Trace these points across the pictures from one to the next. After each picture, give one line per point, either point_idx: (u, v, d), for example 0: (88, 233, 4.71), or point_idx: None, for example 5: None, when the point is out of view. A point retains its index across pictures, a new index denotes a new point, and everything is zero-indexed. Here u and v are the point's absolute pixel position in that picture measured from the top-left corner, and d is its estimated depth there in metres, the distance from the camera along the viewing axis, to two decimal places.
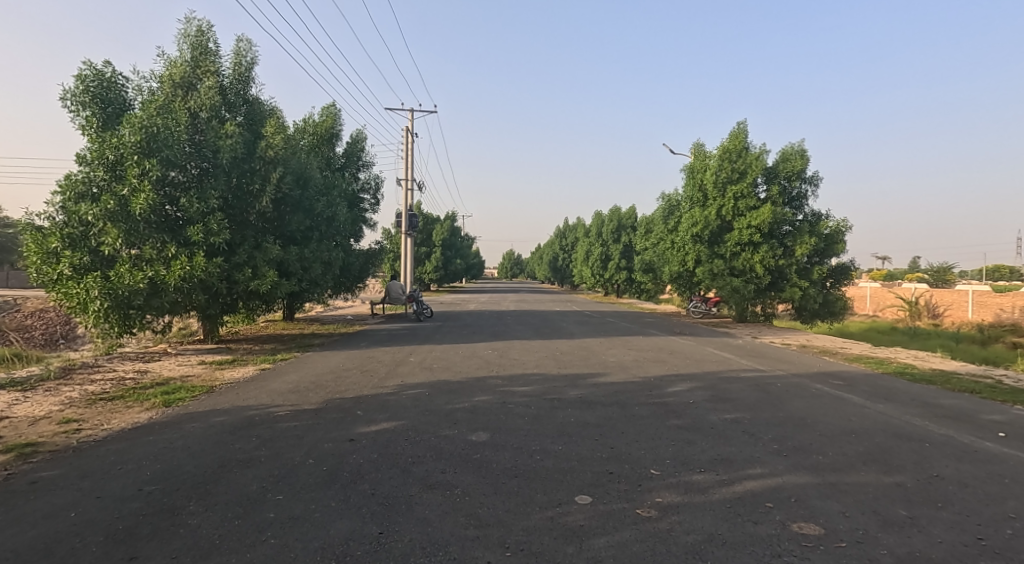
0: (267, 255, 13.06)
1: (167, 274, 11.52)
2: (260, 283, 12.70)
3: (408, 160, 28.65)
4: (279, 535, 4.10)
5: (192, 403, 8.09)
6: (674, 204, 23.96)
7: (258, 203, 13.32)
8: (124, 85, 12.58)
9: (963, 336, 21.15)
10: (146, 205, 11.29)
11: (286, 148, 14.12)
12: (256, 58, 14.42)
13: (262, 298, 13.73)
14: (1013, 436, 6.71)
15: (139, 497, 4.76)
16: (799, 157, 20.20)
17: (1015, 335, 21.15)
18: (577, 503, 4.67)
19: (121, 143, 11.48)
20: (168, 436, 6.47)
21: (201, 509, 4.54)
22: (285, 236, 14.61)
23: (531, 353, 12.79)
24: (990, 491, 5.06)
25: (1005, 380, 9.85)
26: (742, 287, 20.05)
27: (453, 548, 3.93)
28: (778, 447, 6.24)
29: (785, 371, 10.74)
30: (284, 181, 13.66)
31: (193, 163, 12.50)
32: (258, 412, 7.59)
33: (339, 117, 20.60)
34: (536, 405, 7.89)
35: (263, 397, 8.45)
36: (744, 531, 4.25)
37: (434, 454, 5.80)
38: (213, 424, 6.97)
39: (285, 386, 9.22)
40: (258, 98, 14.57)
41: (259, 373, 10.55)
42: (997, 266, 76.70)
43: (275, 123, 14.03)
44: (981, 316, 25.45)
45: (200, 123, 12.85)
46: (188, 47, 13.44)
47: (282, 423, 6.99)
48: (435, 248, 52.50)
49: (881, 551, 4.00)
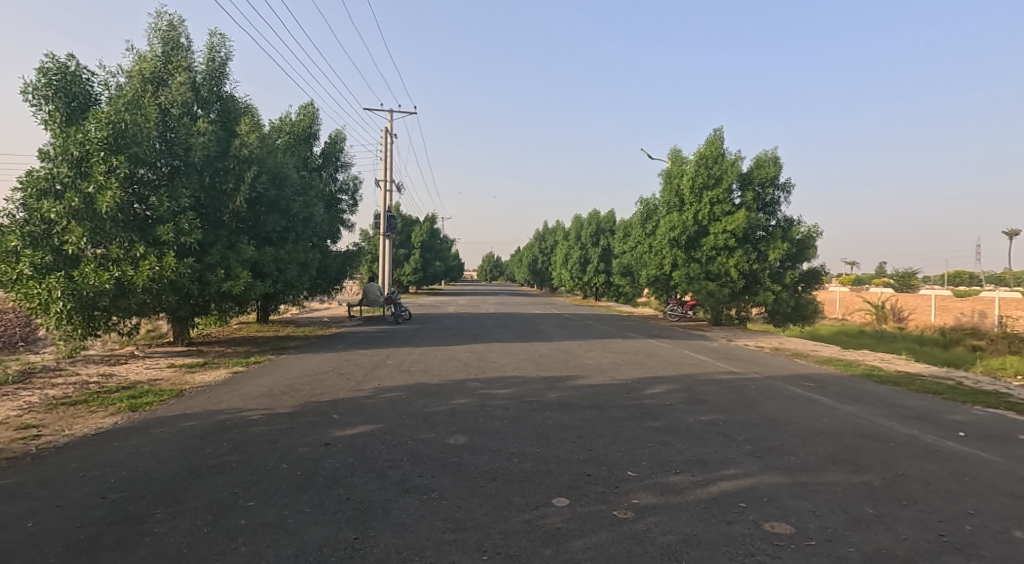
0: (241, 256, 13.03)
1: (135, 274, 11.39)
2: (233, 284, 12.62)
3: (388, 163, 28.68)
4: (250, 542, 4.12)
5: (158, 408, 7.99)
6: (651, 209, 24.93)
7: (232, 202, 13.26)
8: (89, 79, 12.46)
9: (927, 339, 21.70)
10: (113, 202, 11.10)
11: (263, 146, 14.05)
12: (230, 54, 14.38)
13: (235, 299, 13.64)
14: (973, 436, 6.93)
15: (102, 505, 4.75)
16: (773, 163, 20.54)
17: (975, 338, 21.76)
18: (555, 505, 4.76)
19: (86, 139, 11.29)
20: (134, 441, 6.42)
21: (168, 516, 4.53)
22: (258, 236, 14.53)
23: (509, 355, 12.85)
24: (952, 489, 5.23)
25: (966, 382, 10.12)
26: (717, 291, 20.30)
27: (431, 553, 3.98)
28: (752, 448, 6.39)
29: (759, 373, 10.95)
30: (259, 180, 13.60)
31: (163, 160, 12.40)
32: (229, 416, 7.55)
33: (317, 117, 20.55)
34: (515, 408, 7.99)
35: (234, 401, 8.40)
36: (719, 531, 4.37)
37: (410, 458, 5.85)
38: (183, 429, 6.95)
39: (259, 389, 9.20)
40: (232, 96, 14.51)
41: (231, 376, 10.46)
42: (959, 271, 79.25)
43: (251, 120, 13.96)
44: (944, 320, 26.08)
45: (171, 120, 12.76)
46: (160, 42, 13.30)
47: (255, 427, 6.97)
48: (413, 250, 52.49)
49: (850, 549, 4.14)
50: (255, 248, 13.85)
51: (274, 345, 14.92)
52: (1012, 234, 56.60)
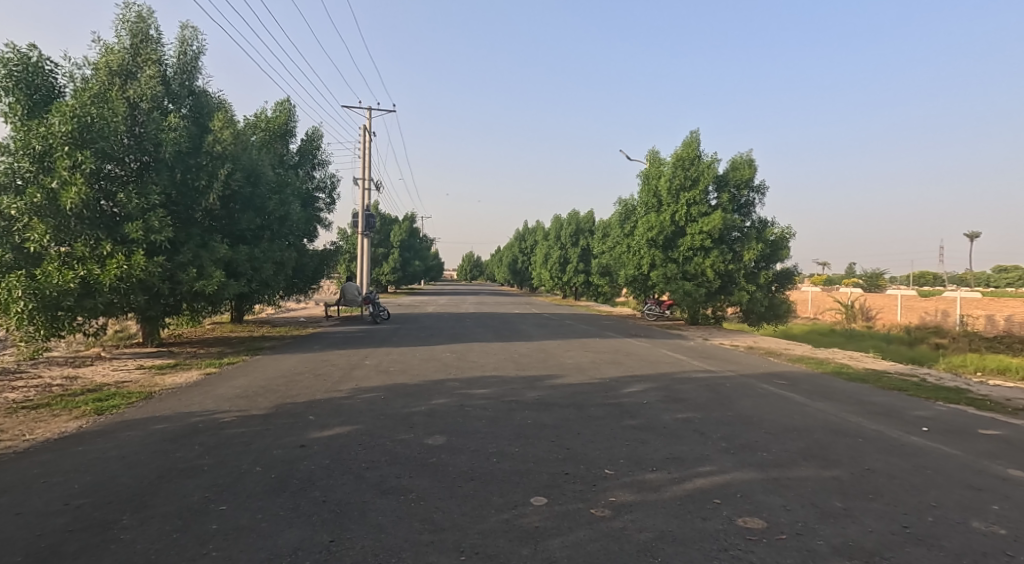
0: (214, 255, 12.94)
1: (101, 273, 11.23)
2: (206, 283, 12.50)
3: (367, 162, 28.56)
4: (222, 547, 4.13)
5: (125, 411, 7.92)
6: (629, 209, 25.18)
7: (205, 199, 13.18)
8: (53, 70, 12.26)
9: (894, 338, 22.27)
10: (78, 199, 10.90)
11: (237, 143, 13.95)
12: (203, 47, 14.26)
13: (208, 299, 13.52)
14: (936, 430, 7.18)
15: (65, 511, 4.71)
16: (749, 165, 20.89)
17: (938, 336, 22.43)
18: (533, 505, 4.84)
19: (49, 133, 11.02)
20: (101, 446, 6.37)
21: (135, 522, 4.52)
22: (232, 235, 14.46)
23: (488, 355, 12.93)
24: (916, 482, 5.43)
25: (930, 379, 10.45)
26: (694, 290, 20.57)
27: (408, 554, 4.04)
28: (727, 445, 6.54)
29: (734, 372, 11.16)
30: (233, 177, 13.55)
31: (132, 156, 12.29)
32: (200, 418, 7.52)
33: (293, 113, 20.44)
34: (494, 407, 8.06)
35: (206, 403, 8.36)
36: (694, 527, 4.48)
37: (389, 458, 5.89)
38: (152, 432, 6.91)
39: (232, 391, 9.16)
40: (204, 90, 14.40)
41: (203, 378, 10.39)
42: (925, 273, 81.44)
43: (225, 116, 13.84)
44: (909, 319, 26.74)
45: (140, 114, 12.64)
46: (128, 33, 13.12)
47: (228, 430, 6.96)
48: (392, 249, 52.28)
49: (818, 543, 4.27)
50: (228, 246, 13.75)
51: (249, 345, 14.80)
52: (975, 237, 58.32)
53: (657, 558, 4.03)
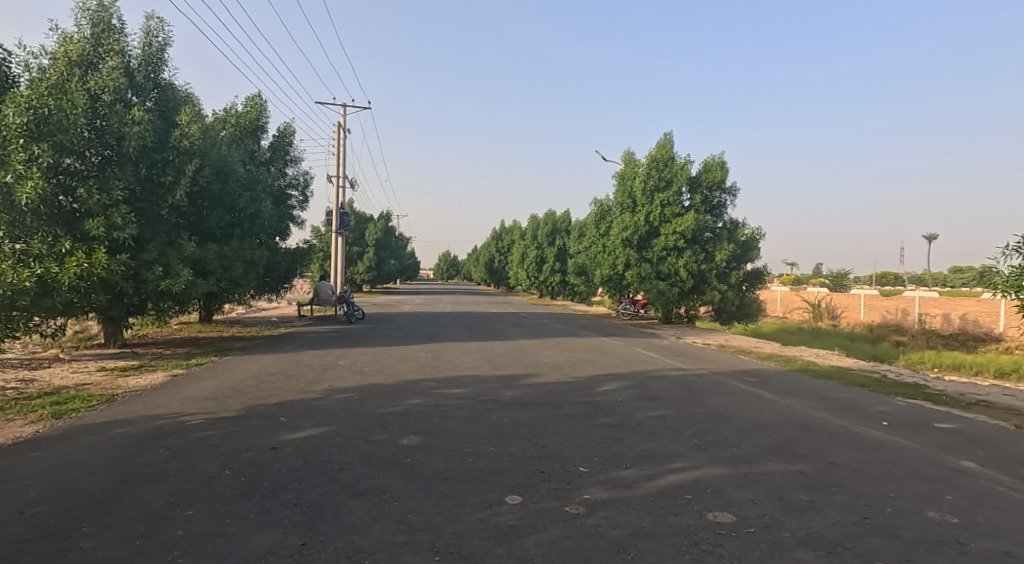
0: (181, 253, 12.82)
1: (61, 272, 10.74)
2: (172, 282, 12.38)
3: (341, 159, 28.37)
4: (188, 552, 4.12)
5: (85, 415, 7.82)
6: (604, 210, 25.44)
7: (171, 196, 13.03)
8: (8, 60, 12.02)
9: (856, 335, 22.94)
10: (33, 193, 10.72)
11: (205, 138, 13.74)
12: (168, 39, 14.04)
13: (175, 299, 13.38)
14: (896, 424, 7.45)
15: (21, 520, 4.63)
16: (721, 167, 21.24)
17: (898, 334, 23.21)
18: (507, 504, 4.93)
19: (4, 124, 10.90)
20: (60, 451, 6.28)
21: (95, 529, 4.46)
22: (199, 232, 14.44)
23: (464, 354, 12.99)
24: (877, 475, 5.64)
25: (892, 375, 10.82)
26: (667, 290, 20.85)
27: (381, 555, 4.08)
28: (699, 441, 6.70)
29: (707, 370, 11.40)
30: (200, 174, 13.42)
31: (93, 150, 12.09)
32: (165, 421, 7.46)
33: (264, 108, 20.26)
34: (469, 407, 8.12)
35: (172, 406, 8.28)
36: (666, 523, 4.61)
37: (363, 459, 5.93)
38: (115, 436, 6.84)
39: (200, 393, 9.08)
40: (171, 83, 14.19)
41: (168, 379, 10.28)
42: (889, 275, 83.77)
43: (192, 111, 13.52)
44: (872, 318, 27.51)
45: (102, 107, 12.30)
46: (89, 23, 12.84)
47: (195, 433, 6.91)
48: (367, 248, 51.90)
49: (785, 535, 4.43)
50: (196, 244, 13.63)
51: (218, 346, 14.65)
52: (934, 238, 60.18)
53: (630, 554, 4.14)
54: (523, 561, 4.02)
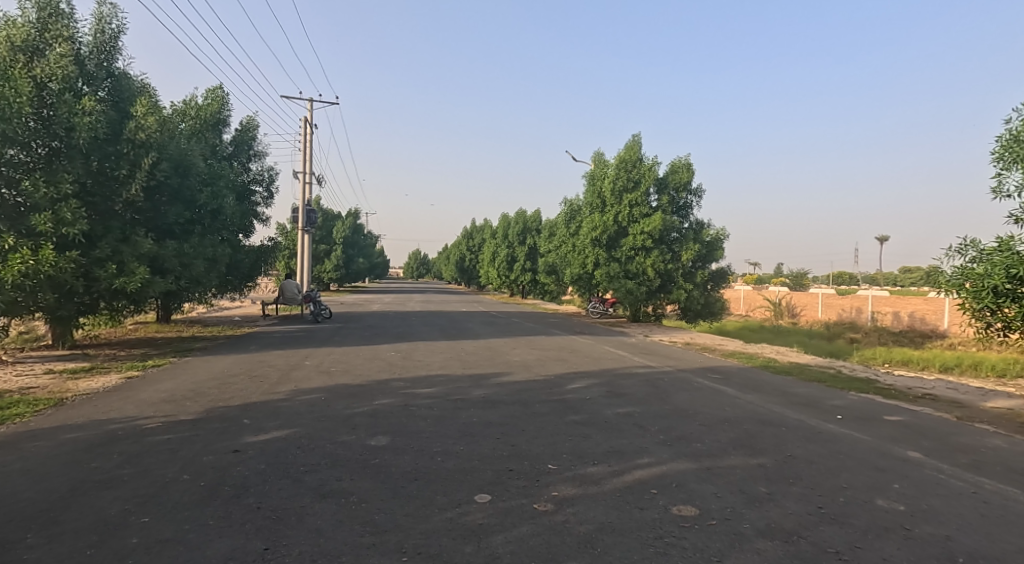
0: (137, 250, 12.61)
1: (5, 269, 10.35)
2: (127, 280, 12.18)
3: (308, 155, 28.04)
4: (144, 560, 4.07)
5: (32, 420, 7.64)
6: (574, 210, 25.71)
7: (126, 190, 12.71)
8: None
9: (814, 333, 23.66)
10: None
11: (162, 130, 13.50)
12: (122, 27, 13.74)
13: (129, 298, 13.13)
14: (849, 418, 7.77)
15: None
16: (687, 169, 21.64)
17: (852, 332, 24.09)
18: (476, 502, 5.01)
19: None
20: (6, 458, 6.14)
21: (43, 539, 4.34)
22: (157, 228, 14.16)
23: (434, 354, 13.03)
24: (831, 466, 5.88)
25: (846, 371, 11.25)
26: (635, 289, 21.14)
27: (347, 557, 4.12)
28: (664, 437, 6.88)
29: (672, 367, 11.66)
30: (157, 167, 13.22)
31: (40, 141, 11.78)
32: (118, 426, 7.34)
33: (226, 101, 19.96)
34: (438, 406, 8.18)
35: (126, 409, 8.15)
36: (632, 517, 4.75)
37: (329, 461, 5.95)
38: (65, 442, 6.71)
39: (157, 396, 8.95)
40: (126, 73, 13.78)
41: (122, 382, 10.09)
42: (847, 275, 86.46)
43: (148, 102, 13.24)
44: (829, 316, 28.38)
45: (49, 95, 11.85)
46: (35, 7, 12.40)
47: (151, 437, 6.83)
48: (335, 246, 51.31)
49: (744, 526, 4.60)
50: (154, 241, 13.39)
51: (176, 346, 14.45)
52: (882, 242, 62.58)
53: (596, 549, 4.26)
54: (491, 559, 4.11)
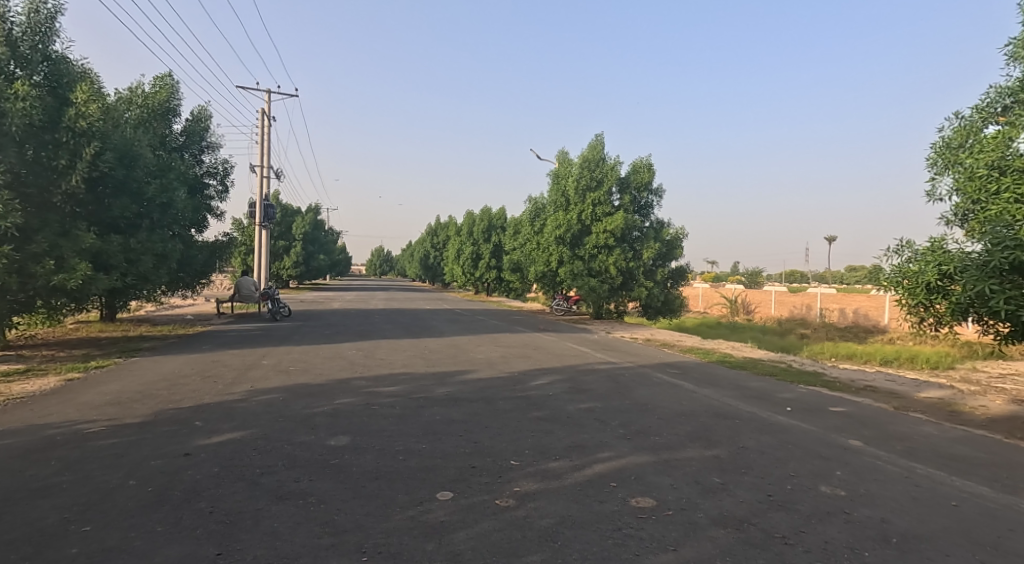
0: (77, 245, 12.26)
1: None
2: (66, 276, 11.80)
3: (267, 149, 27.58)
4: None
5: None
6: (539, 208, 25.93)
7: (65, 181, 12.35)
8: None
9: (767, 329, 24.41)
10: None
11: (104, 118, 13.06)
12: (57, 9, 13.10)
13: (70, 295, 12.62)
14: (798, 409, 8.11)
15: None
16: (648, 169, 22.05)
17: (803, 328, 24.96)
18: (438, 500, 5.10)
19: None
20: None
21: None
22: (99, 222, 13.80)
23: (398, 352, 13.03)
24: (780, 456, 6.16)
25: (796, 365, 11.70)
26: (598, 286, 21.45)
27: (304, 559, 4.16)
28: (624, 431, 7.07)
29: (633, 363, 11.93)
30: (100, 158, 12.80)
31: None
32: (59, 430, 7.18)
33: (175, 90, 19.48)
34: (401, 404, 8.23)
35: (68, 413, 7.98)
36: (592, 510, 4.91)
37: (287, 462, 5.96)
38: (3, 447, 6.54)
39: (101, 399, 8.76)
40: (63, 57, 13.20)
41: (66, 384, 9.84)
42: (801, 274, 89.22)
43: (90, 88, 12.67)
44: (782, 313, 29.29)
45: None
46: None
47: (94, 441, 6.71)
48: (295, 242, 50.43)
49: (699, 515, 4.80)
50: (96, 236, 13.13)
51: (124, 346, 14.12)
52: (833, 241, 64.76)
53: (556, 542, 4.39)
54: (452, 555, 4.21)
